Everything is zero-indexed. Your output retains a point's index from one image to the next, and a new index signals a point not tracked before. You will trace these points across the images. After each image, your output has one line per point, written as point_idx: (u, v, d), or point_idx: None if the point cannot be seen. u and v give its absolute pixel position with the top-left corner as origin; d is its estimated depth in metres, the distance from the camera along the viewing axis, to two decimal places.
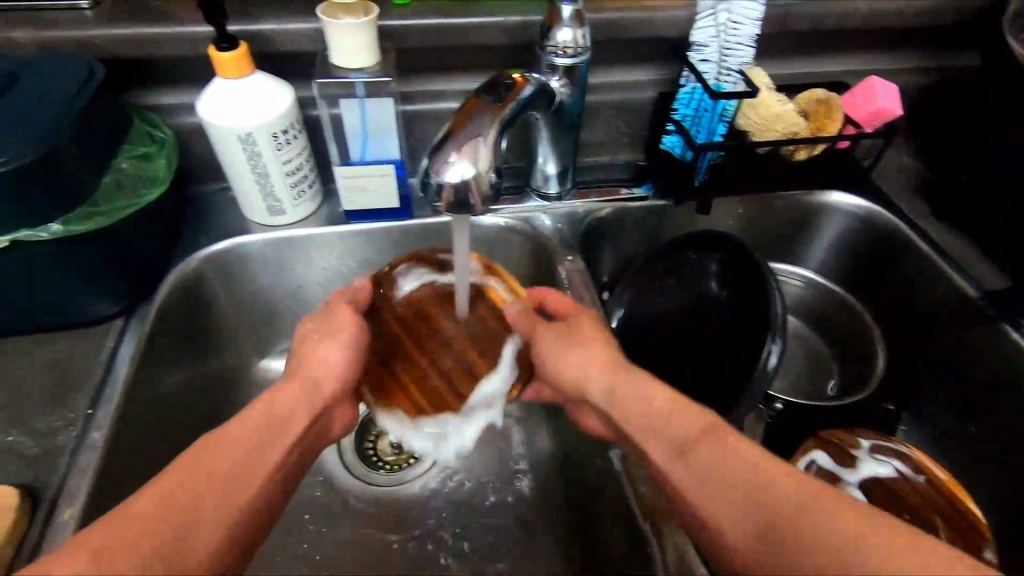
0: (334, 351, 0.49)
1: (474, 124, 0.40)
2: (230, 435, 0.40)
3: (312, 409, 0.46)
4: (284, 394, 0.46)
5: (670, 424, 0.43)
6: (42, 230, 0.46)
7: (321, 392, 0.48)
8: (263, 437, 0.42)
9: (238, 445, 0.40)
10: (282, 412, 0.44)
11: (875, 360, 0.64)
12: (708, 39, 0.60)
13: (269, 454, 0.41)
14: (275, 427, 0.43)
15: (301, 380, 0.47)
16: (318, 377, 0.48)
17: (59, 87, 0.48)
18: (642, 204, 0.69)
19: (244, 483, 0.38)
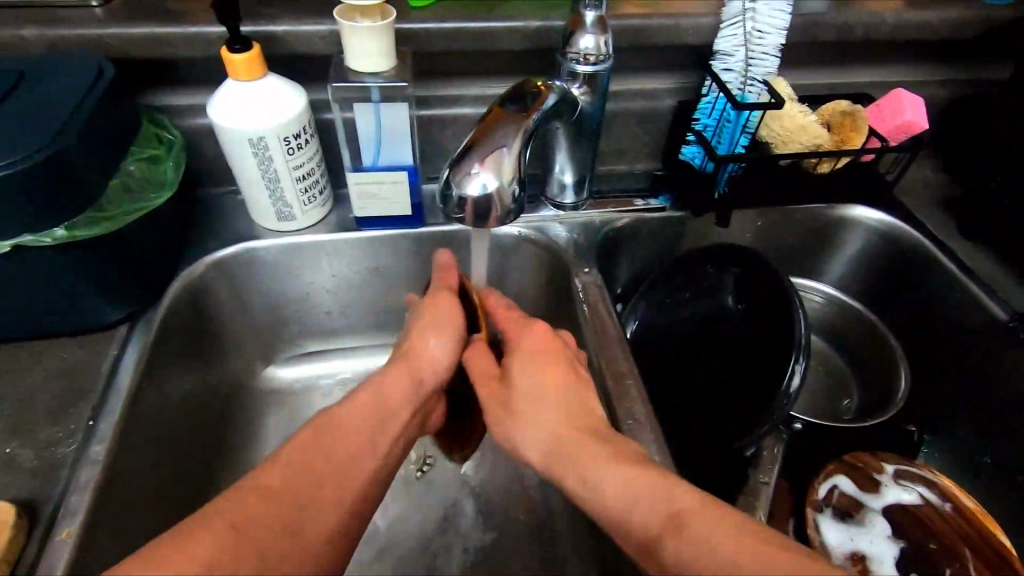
0: (444, 340, 0.52)
1: (497, 135, 0.38)
2: (335, 427, 0.42)
3: (416, 400, 0.49)
4: (394, 383, 0.48)
5: (630, 513, 0.36)
6: (46, 235, 0.45)
7: (423, 383, 0.50)
8: (370, 426, 0.44)
9: (347, 437, 0.42)
10: (391, 402, 0.47)
11: (897, 378, 0.62)
12: (733, 48, 0.59)
13: (376, 443, 0.44)
14: (382, 417, 0.45)
15: (409, 370, 0.49)
16: (424, 367, 0.50)
17: (67, 88, 0.47)
18: (660, 215, 0.68)
19: (351, 477, 0.41)
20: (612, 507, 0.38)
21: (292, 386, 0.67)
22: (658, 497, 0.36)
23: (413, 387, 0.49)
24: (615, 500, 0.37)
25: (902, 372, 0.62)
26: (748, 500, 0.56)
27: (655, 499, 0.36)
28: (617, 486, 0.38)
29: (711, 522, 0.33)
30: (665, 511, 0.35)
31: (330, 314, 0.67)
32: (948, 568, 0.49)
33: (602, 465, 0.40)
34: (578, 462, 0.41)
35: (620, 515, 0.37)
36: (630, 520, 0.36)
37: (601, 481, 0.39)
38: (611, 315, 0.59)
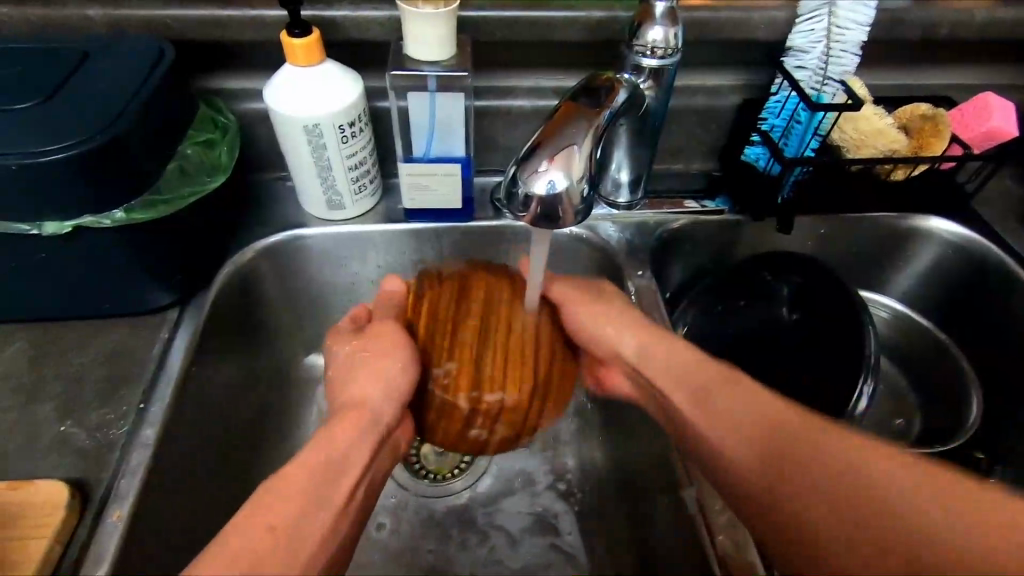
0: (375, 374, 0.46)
1: (568, 132, 0.36)
2: (281, 487, 0.39)
3: (370, 439, 0.44)
4: (345, 426, 0.44)
5: (678, 379, 0.47)
6: (105, 217, 0.45)
7: (376, 418, 0.45)
8: (335, 460, 0.41)
9: (296, 486, 0.39)
10: (352, 433, 0.44)
11: (969, 406, 0.60)
12: (809, 44, 0.55)
13: (332, 494, 0.40)
14: (345, 453, 0.43)
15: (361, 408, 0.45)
16: (373, 398, 0.45)
17: (128, 70, 0.47)
18: (716, 218, 0.65)
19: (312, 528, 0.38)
20: (670, 374, 0.47)
21: None
22: (704, 371, 0.46)
23: (368, 425, 0.44)
24: (674, 366, 0.47)
25: (974, 400, 0.60)
26: None
27: (698, 367, 0.46)
28: (680, 354, 0.48)
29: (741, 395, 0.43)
30: (715, 377, 0.45)
31: None
32: None
33: (667, 344, 0.49)
34: (645, 354, 0.49)
35: (679, 377, 0.47)
36: (686, 373, 0.46)
37: (669, 361, 0.48)
38: (664, 322, 0.57)
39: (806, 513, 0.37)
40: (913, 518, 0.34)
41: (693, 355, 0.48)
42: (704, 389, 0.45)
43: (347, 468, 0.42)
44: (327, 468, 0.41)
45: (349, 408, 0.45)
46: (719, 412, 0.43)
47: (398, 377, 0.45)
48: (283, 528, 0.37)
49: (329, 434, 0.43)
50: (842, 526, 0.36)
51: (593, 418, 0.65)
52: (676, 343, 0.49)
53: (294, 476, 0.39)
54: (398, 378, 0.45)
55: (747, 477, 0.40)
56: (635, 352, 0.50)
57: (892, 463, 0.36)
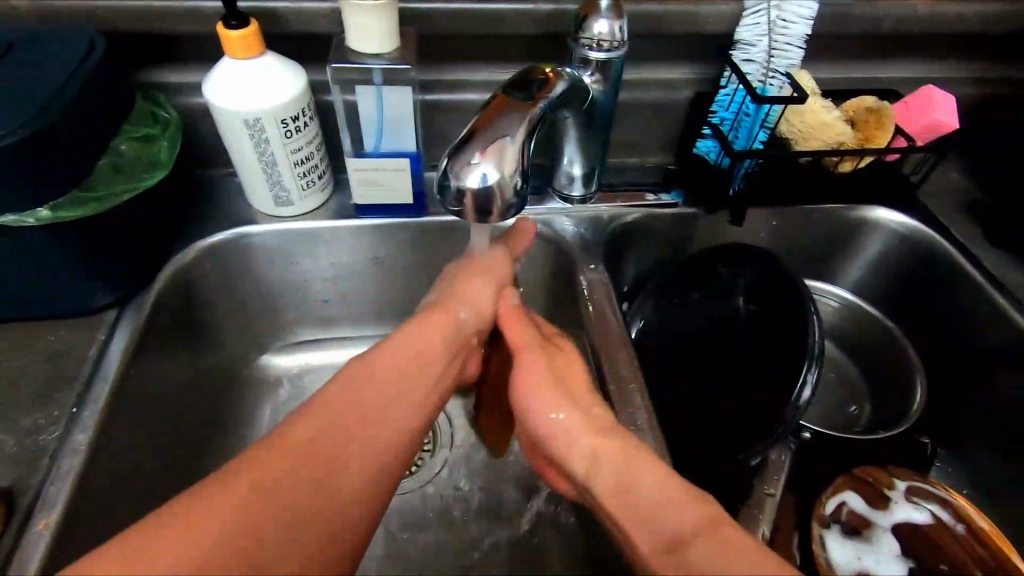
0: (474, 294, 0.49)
1: (500, 124, 0.36)
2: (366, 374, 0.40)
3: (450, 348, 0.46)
4: (432, 327, 0.46)
5: (651, 516, 0.35)
6: (28, 216, 0.43)
7: (462, 327, 0.48)
8: (366, 415, 0.38)
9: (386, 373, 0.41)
10: (397, 367, 0.42)
11: (914, 392, 0.59)
12: (755, 38, 0.56)
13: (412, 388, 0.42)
14: (377, 404, 0.39)
15: (448, 313, 0.47)
16: (440, 331, 0.46)
17: (53, 62, 0.45)
18: (671, 211, 0.65)
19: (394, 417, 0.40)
20: (636, 510, 0.36)
21: (288, 372, 0.66)
22: (677, 511, 0.34)
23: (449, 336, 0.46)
24: (637, 499, 0.36)
25: (919, 388, 0.59)
26: (751, 511, 0.52)
27: (682, 508, 0.34)
28: (650, 484, 0.36)
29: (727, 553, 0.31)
30: (685, 525, 0.33)
31: (327, 304, 0.65)
32: None
33: (636, 464, 0.38)
34: (598, 468, 0.40)
35: (647, 516, 0.35)
36: (658, 517, 0.35)
37: (629, 483, 0.38)
38: (616, 315, 0.57)
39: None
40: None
41: (658, 475, 0.37)
42: (681, 538, 0.33)
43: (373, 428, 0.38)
44: (350, 411, 0.38)
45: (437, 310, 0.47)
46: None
47: (465, 315, 0.48)
48: (286, 492, 0.33)
49: (357, 380, 0.39)
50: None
51: None
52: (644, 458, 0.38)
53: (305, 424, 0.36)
54: (478, 311, 0.49)
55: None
56: (589, 458, 0.41)
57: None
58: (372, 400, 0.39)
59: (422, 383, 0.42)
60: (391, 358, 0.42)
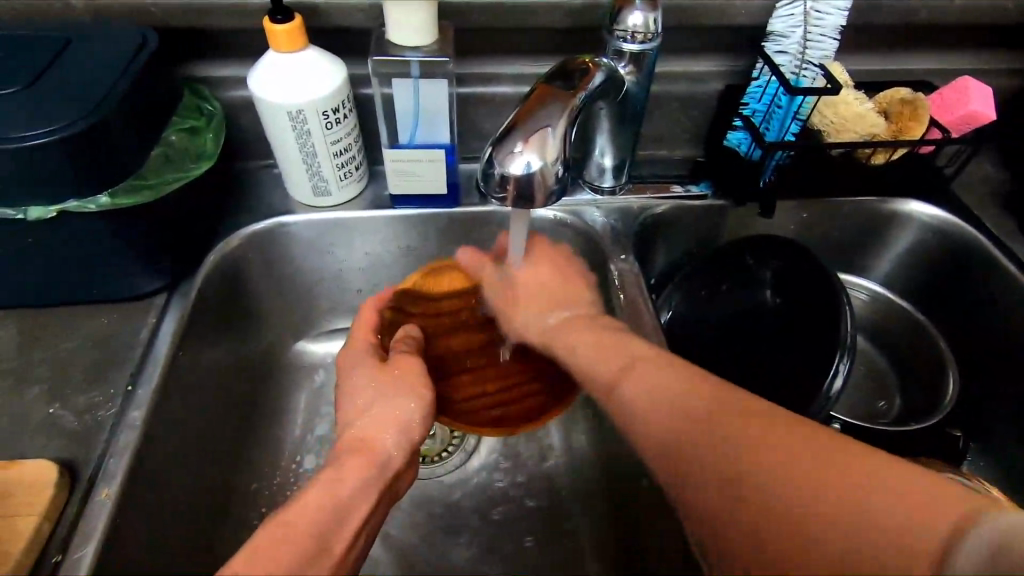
0: (389, 404, 0.47)
1: (542, 114, 0.37)
2: (286, 531, 0.36)
3: (380, 480, 0.43)
4: (351, 468, 0.43)
5: (595, 371, 0.44)
6: (89, 202, 0.45)
7: (387, 465, 0.45)
8: (302, 555, 0.36)
9: (306, 526, 0.37)
10: (320, 519, 0.38)
11: (946, 386, 0.59)
12: (788, 29, 0.56)
13: (333, 543, 0.38)
14: (309, 547, 0.36)
15: (368, 451, 0.44)
16: (366, 469, 0.43)
17: (110, 55, 0.47)
18: (700, 203, 0.65)
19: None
20: (583, 364, 0.46)
21: (322, 359, 0.67)
22: (619, 356, 0.43)
23: (375, 471, 0.43)
24: (587, 353, 0.46)
25: (951, 379, 0.59)
26: None
27: (630, 352, 0.43)
28: (590, 346, 0.46)
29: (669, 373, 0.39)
30: (623, 362, 0.42)
31: (361, 292, 0.67)
32: None
33: (584, 334, 0.47)
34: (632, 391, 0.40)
35: (596, 364, 0.44)
36: (597, 371, 0.44)
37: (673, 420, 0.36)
38: (649, 305, 0.58)
39: (689, 479, 0.34)
40: (833, 513, 0.27)
41: (596, 337, 0.46)
42: (632, 364, 0.42)
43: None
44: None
45: (359, 449, 0.45)
46: (623, 411, 0.40)
47: (392, 448, 0.45)
48: None
49: (269, 547, 0.35)
50: (722, 492, 0.32)
51: (575, 405, 0.65)
52: (607, 333, 0.47)
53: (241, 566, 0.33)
54: (410, 436, 0.47)
55: (633, 436, 0.38)
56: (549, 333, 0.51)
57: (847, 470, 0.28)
58: (304, 541, 0.36)
59: (351, 526, 0.40)
60: (322, 500, 0.39)
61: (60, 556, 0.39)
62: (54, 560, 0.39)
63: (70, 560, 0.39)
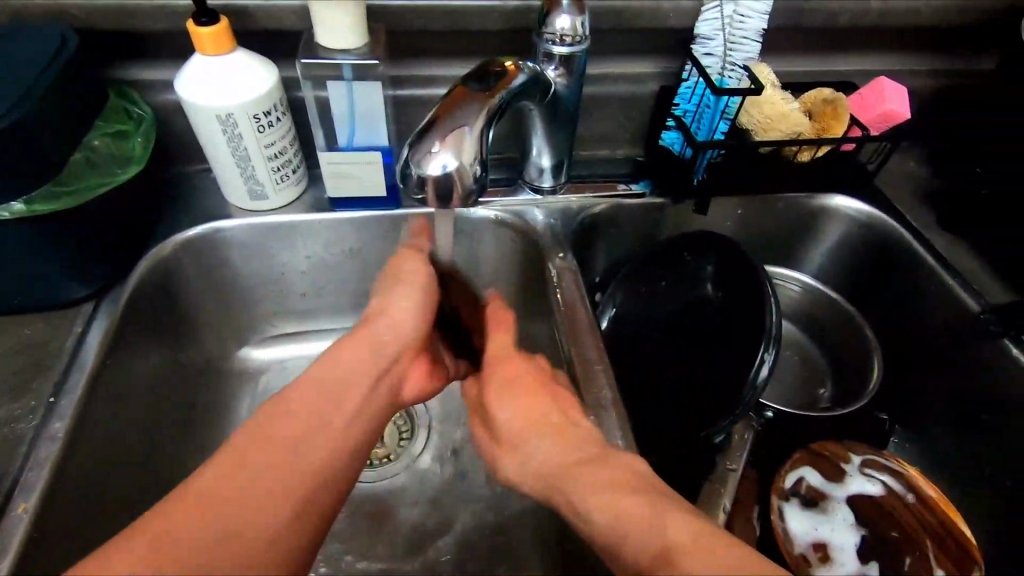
0: (403, 298, 0.49)
1: (459, 115, 0.38)
2: (288, 403, 0.39)
3: (380, 361, 0.45)
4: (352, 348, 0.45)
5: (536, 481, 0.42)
6: (3, 210, 0.44)
7: (387, 351, 0.46)
8: (285, 445, 0.37)
9: (309, 399, 0.40)
10: (330, 388, 0.41)
11: (871, 370, 0.61)
12: (713, 32, 0.59)
13: (343, 407, 0.41)
14: (296, 433, 0.38)
15: (367, 333, 0.46)
16: (364, 356, 0.44)
17: (27, 57, 0.46)
18: (639, 201, 0.67)
19: (320, 436, 0.39)
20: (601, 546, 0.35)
21: (267, 365, 0.67)
22: (651, 529, 0.33)
23: (375, 354, 0.45)
24: (601, 533, 0.35)
25: (875, 364, 0.61)
26: (715, 485, 0.55)
27: (661, 529, 0.33)
28: (614, 504, 0.35)
29: (702, 555, 0.30)
30: (658, 542, 0.32)
31: (305, 296, 0.67)
32: (908, 558, 0.49)
33: (602, 501, 0.36)
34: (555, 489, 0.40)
35: (621, 544, 0.34)
36: (624, 546, 0.34)
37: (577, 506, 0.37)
38: (584, 300, 0.60)
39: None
40: None
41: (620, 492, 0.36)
42: (665, 553, 0.31)
43: (302, 456, 0.37)
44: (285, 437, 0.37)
45: (362, 326, 0.47)
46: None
47: (386, 332, 0.47)
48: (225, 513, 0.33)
49: (275, 411, 0.39)
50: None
51: None
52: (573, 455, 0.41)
53: (209, 473, 0.35)
54: (406, 326, 0.48)
55: None
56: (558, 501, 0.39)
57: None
58: (286, 433, 0.38)
59: (342, 415, 0.41)
60: (318, 389, 0.41)
61: None
62: None
63: None
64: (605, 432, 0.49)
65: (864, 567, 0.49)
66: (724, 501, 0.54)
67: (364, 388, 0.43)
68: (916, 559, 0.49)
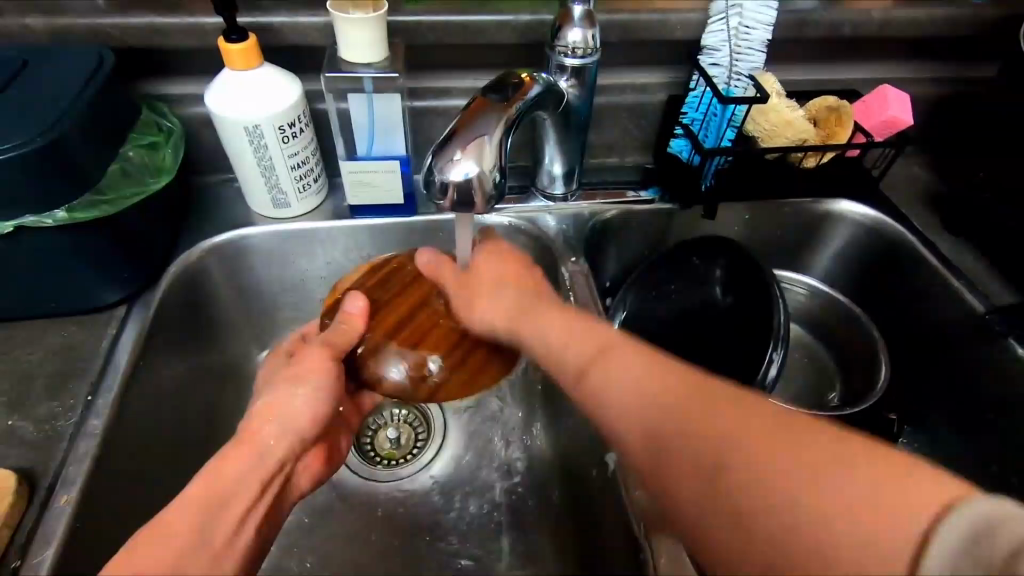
0: (298, 398, 0.47)
1: (479, 124, 0.40)
2: (162, 527, 0.37)
3: (266, 472, 0.44)
4: (230, 460, 0.43)
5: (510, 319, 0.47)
6: (47, 217, 0.46)
7: (269, 462, 0.44)
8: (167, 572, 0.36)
9: (184, 521, 0.38)
10: (206, 502, 0.39)
11: (878, 370, 0.62)
12: (719, 43, 0.61)
13: (219, 526, 0.39)
14: (178, 557, 0.36)
15: (251, 444, 0.44)
16: (247, 470, 0.43)
17: (68, 74, 0.49)
18: (649, 207, 0.69)
19: (194, 561, 0.37)
20: (549, 350, 0.43)
21: None
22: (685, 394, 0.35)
23: (257, 463, 0.44)
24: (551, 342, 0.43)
25: (883, 363, 0.62)
26: None
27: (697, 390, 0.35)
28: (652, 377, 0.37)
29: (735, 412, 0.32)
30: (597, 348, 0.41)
31: (324, 302, 0.69)
32: None
33: (551, 326, 0.44)
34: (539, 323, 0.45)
35: (557, 356, 0.43)
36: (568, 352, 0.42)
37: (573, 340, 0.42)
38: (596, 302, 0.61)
39: (709, 532, 0.31)
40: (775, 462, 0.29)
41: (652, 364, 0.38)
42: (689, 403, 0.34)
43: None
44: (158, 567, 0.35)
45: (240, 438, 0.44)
46: (590, 398, 0.39)
47: (275, 437, 0.45)
48: None
49: (146, 540, 0.36)
50: (715, 525, 0.30)
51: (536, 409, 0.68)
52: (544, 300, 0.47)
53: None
54: (297, 428, 0.47)
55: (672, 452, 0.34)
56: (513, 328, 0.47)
57: (770, 453, 0.29)
58: (167, 557, 0.36)
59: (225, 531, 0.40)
60: (192, 509, 0.39)
61: (20, 561, 0.40)
62: (14, 565, 0.40)
63: (30, 564, 0.40)
64: None
65: None
66: None
67: (247, 501, 0.42)
68: None
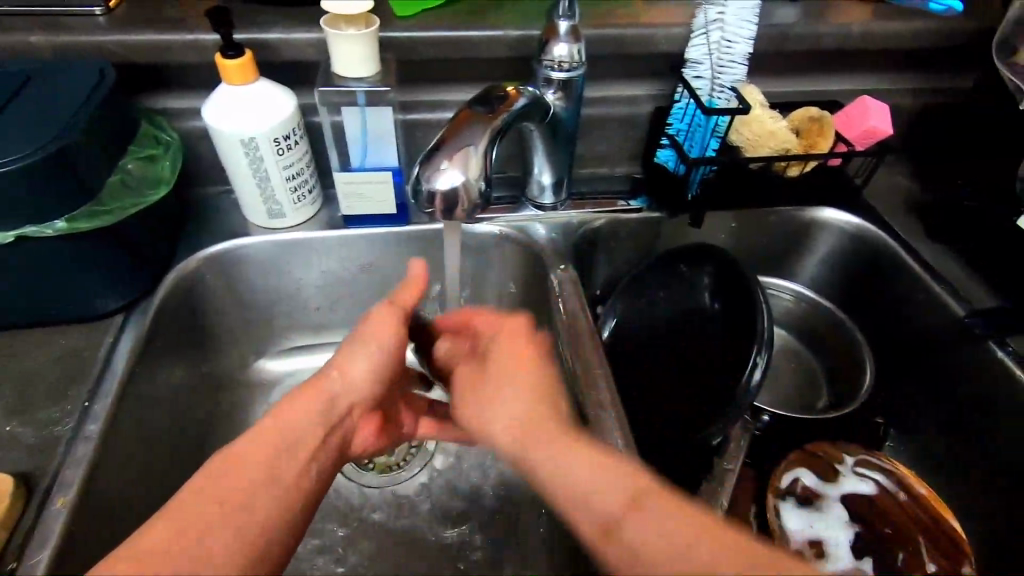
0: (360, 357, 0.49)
1: (465, 135, 0.42)
2: (234, 462, 0.40)
3: (329, 418, 0.47)
4: (297, 405, 0.45)
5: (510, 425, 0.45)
6: (47, 227, 0.48)
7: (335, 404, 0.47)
8: (244, 500, 0.38)
9: (253, 459, 0.40)
10: (277, 442, 0.42)
11: (863, 373, 0.64)
12: (702, 57, 0.63)
13: (286, 468, 0.42)
14: (250, 487, 0.39)
15: (324, 390, 0.47)
16: (313, 415, 0.45)
17: (71, 89, 0.50)
18: (638, 216, 0.70)
19: (266, 495, 0.39)
20: (566, 489, 0.38)
21: (281, 377, 0.70)
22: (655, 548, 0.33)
23: (322, 409, 0.46)
24: (580, 485, 0.37)
25: (869, 366, 0.63)
26: (711, 486, 0.57)
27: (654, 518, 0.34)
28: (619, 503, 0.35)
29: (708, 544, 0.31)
30: (627, 491, 0.35)
31: (319, 309, 0.70)
32: (901, 552, 0.51)
33: (584, 455, 0.39)
34: (535, 448, 0.41)
35: (579, 504, 0.36)
36: (599, 498, 0.36)
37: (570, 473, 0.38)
38: (585, 311, 0.62)
39: None
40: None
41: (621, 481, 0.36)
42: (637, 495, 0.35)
43: (257, 510, 0.38)
44: (230, 498, 0.38)
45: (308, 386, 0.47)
46: (624, 558, 0.33)
47: (340, 388, 0.48)
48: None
49: (221, 471, 0.39)
50: None
51: None
52: (536, 415, 0.44)
53: (166, 529, 0.35)
54: (360, 384, 0.49)
55: None
56: (515, 451, 0.43)
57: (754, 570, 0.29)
58: (239, 488, 0.38)
59: (295, 469, 0.42)
60: (261, 448, 0.41)
61: (16, 563, 0.41)
62: (11, 566, 0.40)
63: (26, 565, 0.41)
64: (603, 430, 0.53)
65: (859, 562, 0.51)
66: (723, 500, 0.55)
67: (312, 444, 0.44)
68: (907, 554, 0.51)
